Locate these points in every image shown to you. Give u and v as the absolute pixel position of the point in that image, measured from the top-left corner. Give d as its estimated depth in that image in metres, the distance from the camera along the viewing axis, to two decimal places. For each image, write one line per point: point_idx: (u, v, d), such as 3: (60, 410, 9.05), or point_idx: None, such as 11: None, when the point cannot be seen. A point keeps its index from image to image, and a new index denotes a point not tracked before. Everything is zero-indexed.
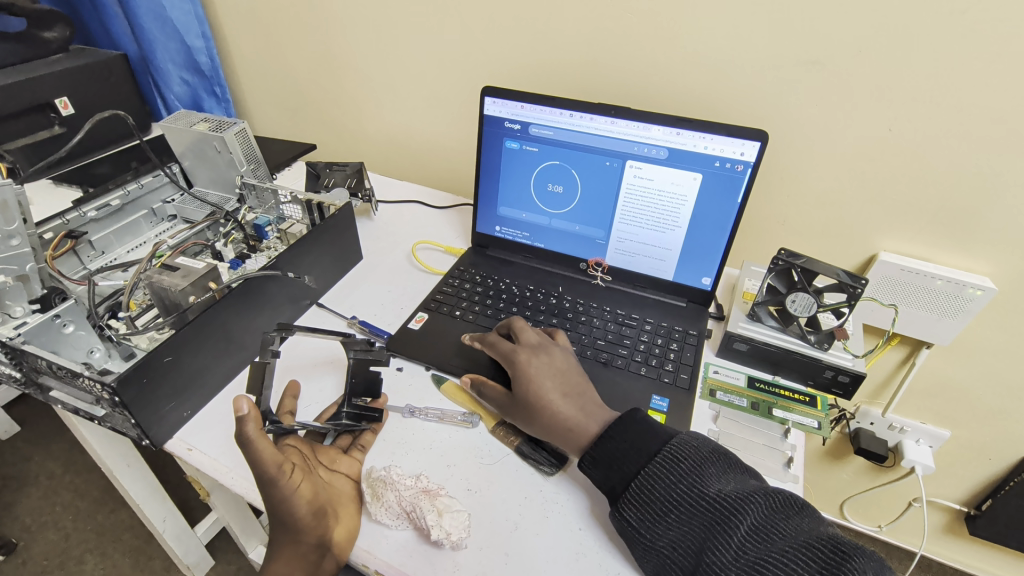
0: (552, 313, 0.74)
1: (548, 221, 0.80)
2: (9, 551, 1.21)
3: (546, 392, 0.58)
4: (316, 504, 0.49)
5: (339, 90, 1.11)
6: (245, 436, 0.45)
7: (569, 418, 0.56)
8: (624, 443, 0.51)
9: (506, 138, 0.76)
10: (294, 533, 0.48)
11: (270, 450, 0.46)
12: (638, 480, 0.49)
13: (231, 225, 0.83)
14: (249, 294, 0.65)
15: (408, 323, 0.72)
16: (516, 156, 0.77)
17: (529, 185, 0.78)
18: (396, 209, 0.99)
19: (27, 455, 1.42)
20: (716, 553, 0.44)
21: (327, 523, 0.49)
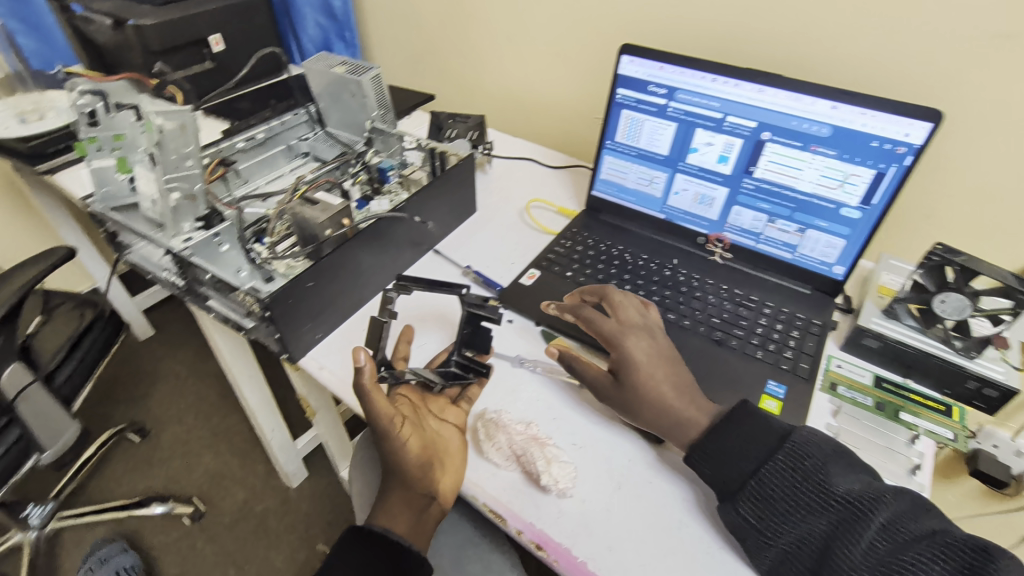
0: (666, 285, 0.72)
1: (670, 190, 0.77)
2: (144, 435, 1.41)
3: (650, 378, 0.56)
4: (422, 451, 0.51)
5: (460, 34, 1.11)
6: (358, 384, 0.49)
7: (675, 410, 0.54)
8: (737, 437, 0.50)
9: (638, 100, 0.74)
10: (402, 476, 0.51)
11: (378, 400, 0.50)
12: (754, 477, 0.48)
13: (360, 167, 0.88)
14: (379, 234, 0.70)
15: (520, 278, 0.74)
16: (646, 119, 0.74)
17: (655, 152, 0.76)
18: (509, 165, 0.99)
19: (160, 355, 1.62)
20: (844, 550, 0.42)
21: (432, 471, 0.52)
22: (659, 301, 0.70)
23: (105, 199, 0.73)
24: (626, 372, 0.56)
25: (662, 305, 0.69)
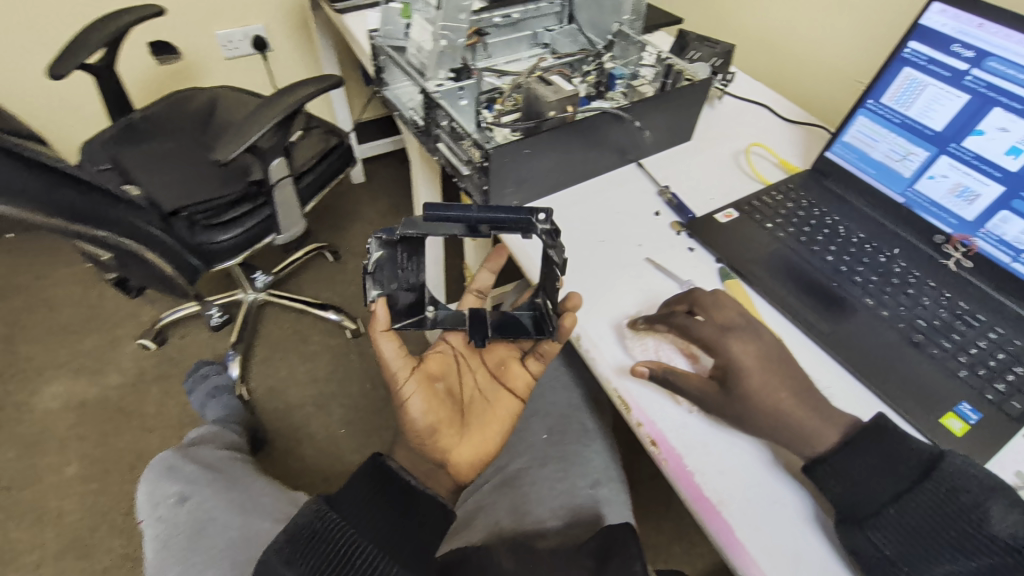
0: (874, 271, 0.65)
1: (923, 171, 0.67)
2: (335, 258, 1.69)
3: (755, 387, 0.51)
4: (426, 417, 0.62)
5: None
6: (376, 343, 0.61)
7: (799, 422, 0.50)
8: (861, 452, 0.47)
9: (931, 58, 0.65)
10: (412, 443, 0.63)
11: (394, 350, 0.62)
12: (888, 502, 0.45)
13: (593, 67, 0.89)
14: (598, 127, 0.72)
15: (717, 213, 0.72)
16: (929, 82, 0.65)
17: (923, 122, 0.66)
18: (741, 106, 0.93)
19: (363, 199, 1.88)
20: None
21: (435, 437, 0.62)
22: (860, 283, 0.64)
23: (384, 35, 0.84)
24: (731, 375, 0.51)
25: (863, 288, 0.63)
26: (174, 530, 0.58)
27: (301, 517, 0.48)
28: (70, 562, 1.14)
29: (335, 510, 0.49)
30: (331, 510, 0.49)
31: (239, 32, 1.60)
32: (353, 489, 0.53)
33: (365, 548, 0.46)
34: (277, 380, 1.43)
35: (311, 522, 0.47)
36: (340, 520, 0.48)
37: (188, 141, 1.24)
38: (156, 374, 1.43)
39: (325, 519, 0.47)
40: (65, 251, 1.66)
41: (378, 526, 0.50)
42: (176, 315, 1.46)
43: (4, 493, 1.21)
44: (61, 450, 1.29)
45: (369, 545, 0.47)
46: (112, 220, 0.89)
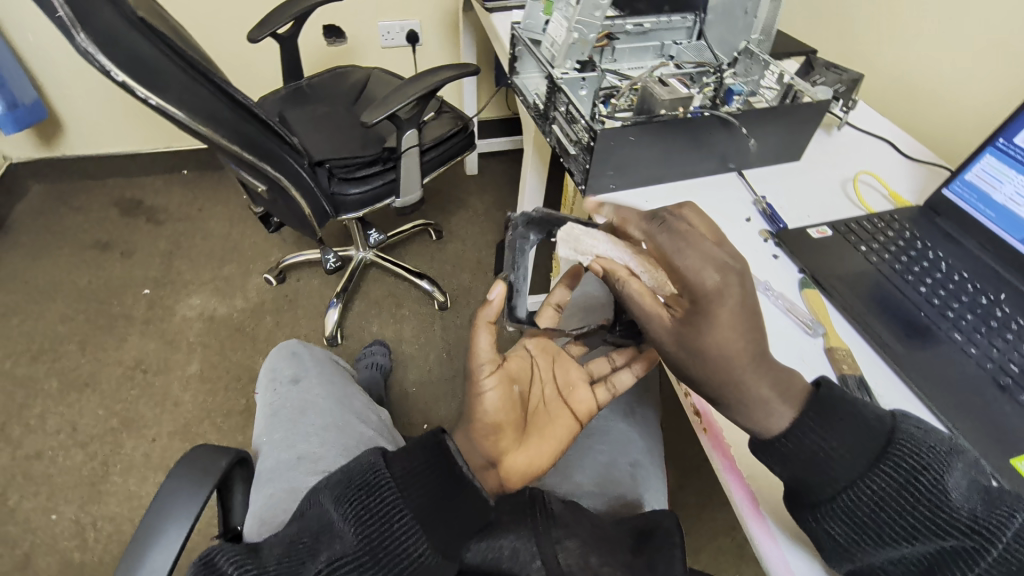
0: (972, 310, 0.62)
1: None
2: (438, 236, 1.83)
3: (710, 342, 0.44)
4: (499, 414, 0.54)
5: (888, 10, 1.07)
6: (476, 332, 0.53)
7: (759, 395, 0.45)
8: (874, 421, 0.43)
9: None
10: (470, 439, 0.54)
11: (491, 340, 0.53)
12: (898, 452, 0.42)
13: (713, 81, 0.90)
14: (704, 129, 0.76)
15: (809, 228, 0.72)
16: None
17: None
18: (861, 138, 0.92)
19: (472, 189, 2.02)
20: None
21: (499, 437, 0.55)
22: (952, 318, 0.62)
23: (525, 27, 0.93)
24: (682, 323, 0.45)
25: (953, 323, 0.61)
26: (285, 402, 0.82)
27: (358, 464, 0.50)
28: (177, 443, 1.34)
29: (389, 466, 0.49)
30: (385, 468, 0.49)
31: (397, 24, 1.80)
32: (412, 450, 0.50)
33: (405, 515, 0.47)
34: (367, 333, 1.58)
35: (364, 472, 0.49)
36: (390, 480, 0.48)
37: (339, 108, 1.43)
38: (272, 306, 1.64)
39: (377, 477, 0.49)
40: (223, 192, 1.95)
41: (427, 500, 0.48)
42: (298, 259, 1.67)
43: (141, 376, 1.46)
44: (188, 351, 1.52)
45: (410, 515, 0.47)
46: (276, 159, 1.07)
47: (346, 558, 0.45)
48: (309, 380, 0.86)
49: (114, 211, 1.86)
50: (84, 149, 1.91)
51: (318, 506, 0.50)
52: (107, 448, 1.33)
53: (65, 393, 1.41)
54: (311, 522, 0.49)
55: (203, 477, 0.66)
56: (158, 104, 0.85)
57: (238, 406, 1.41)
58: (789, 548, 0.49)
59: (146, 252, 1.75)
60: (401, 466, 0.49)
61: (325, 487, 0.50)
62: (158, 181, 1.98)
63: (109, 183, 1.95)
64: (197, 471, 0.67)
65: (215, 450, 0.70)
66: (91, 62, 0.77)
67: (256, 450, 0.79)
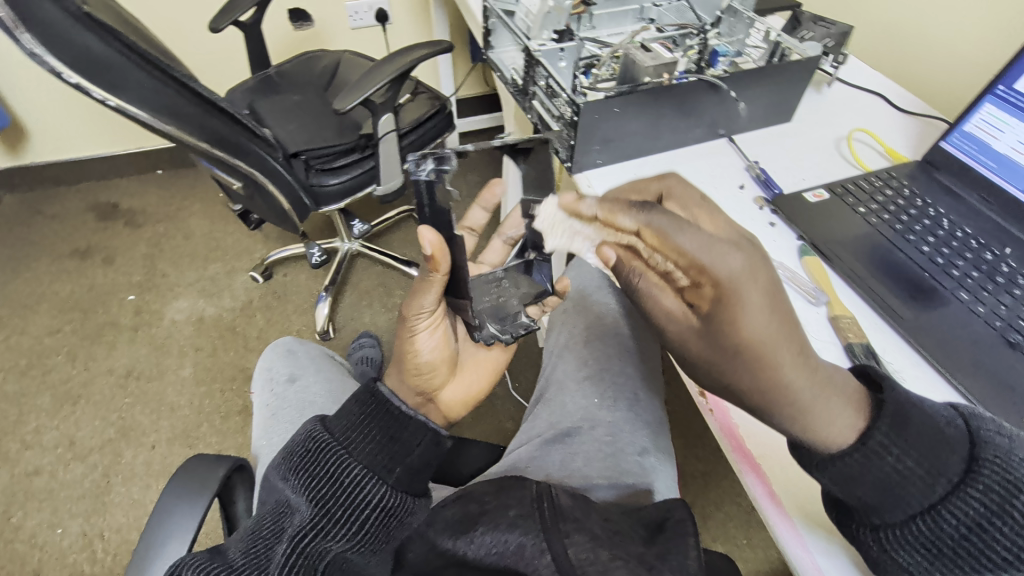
0: (977, 267, 0.60)
1: None
2: None
3: (750, 333, 0.37)
4: (436, 356, 0.63)
5: None
6: (428, 285, 0.57)
7: (817, 403, 0.39)
8: (950, 429, 0.39)
9: None
10: (406, 375, 0.63)
11: (438, 295, 0.58)
12: (985, 471, 0.38)
13: (697, 42, 0.85)
14: (692, 94, 0.73)
15: (805, 192, 0.70)
16: None
17: None
18: (853, 93, 0.89)
19: None
20: None
21: (432, 375, 0.63)
22: (956, 276, 0.60)
23: None
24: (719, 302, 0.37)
25: (959, 281, 0.59)
26: (284, 403, 0.80)
27: (300, 438, 0.56)
28: (178, 449, 1.32)
29: (328, 429, 0.55)
30: (325, 431, 0.55)
31: (365, 3, 1.73)
32: (346, 409, 0.57)
33: (353, 466, 0.53)
34: (360, 324, 1.55)
35: (306, 441, 0.55)
36: (331, 440, 0.54)
37: (312, 95, 1.37)
38: (261, 304, 1.60)
39: (318, 440, 0.55)
40: (200, 190, 1.89)
41: (373, 447, 0.55)
42: (284, 254, 1.63)
43: (134, 384, 1.43)
44: (180, 355, 1.49)
45: (359, 466, 0.53)
46: (247, 152, 1.01)
47: (308, 518, 0.50)
48: (307, 378, 0.84)
49: (91, 217, 1.81)
50: (52, 155, 1.84)
51: (273, 491, 0.54)
52: (107, 458, 1.30)
53: (59, 407, 1.38)
54: (271, 506, 0.53)
55: (202, 487, 0.64)
56: (116, 104, 0.81)
57: (236, 406, 1.39)
58: (810, 538, 0.48)
59: (127, 256, 1.70)
60: (339, 426, 0.56)
61: (273, 471, 0.55)
62: (132, 182, 1.91)
63: (82, 188, 1.89)
64: (195, 482, 0.65)
65: (214, 458, 0.67)
66: (40, 65, 0.73)
67: (256, 453, 0.76)
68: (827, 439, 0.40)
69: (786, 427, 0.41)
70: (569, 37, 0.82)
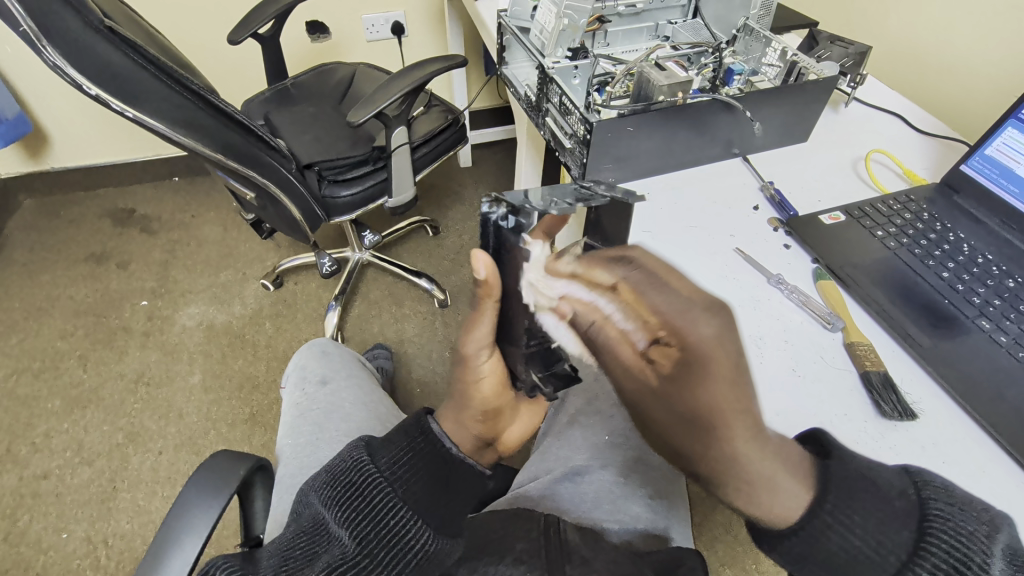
0: (998, 295, 0.59)
1: None
2: (436, 231, 1.79)
3: (705, 401, 0.39)
4: (493, 401, 0.59)
5: None
6: (483, 317, 0.53)
7: (777, 471, 0.39)
8: (897, 499, 0.40)
9: None
10: (467, 421, 0.58)
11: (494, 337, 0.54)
12: (933, 544, 0.38)
13: (711, 61, 0.83)
14: (707, 112, 0.72)
15: (821, 214, 0.69)
16: None
17: None
18: (870, 113, 0.88)
19: (467, 181, 1.97)
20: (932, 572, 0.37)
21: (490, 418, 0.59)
22: (978, 304, 0.58)
23: (512, 15, 0.88)
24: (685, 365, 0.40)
25: (981, 309, 0.58)
26: (314, 404, 0.80)
27: (342, 462, 0.53)
28: (184, 456, 1.32)
29: (373, 459, 0.52)
30: (371, 463, 0.51)
31: (381, 17, 1.75)
32: (396, 442, 0.54)
33: (398, 507, 0.49)
34: (369, 334, 1.55)
35: (351, 473, 0.51)
36: (378, 474, 0.51)
37: (326, 107, 1.39)
38: (271, 312, 1.61)
39: (363, 472, 0.51)
40: (215, 199, 1.92)
41: (418, 486, 0.51)
42: (295, 263, 1.64)
43: (144, 389, 1.44)
44: (190, 361, 1.49)
45: (405, 508, 0.49)
46: (263, 165, 1.03)
47: (346, 558, 0.45)
48: (338, 382, 0.84)
49: (107, 222, 1.83)
50: (72, 161, 1.87)
51: (311, 510, 0.51)
52: (115, 463, 1.31)
53: (69, 410, 1.39)
54: (306, 525, 0.50)
55: (223, 483, 0.64)
56: (135, 116, 0.82)
57: (243, 414, 1.39)
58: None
59: (141, 262, 1.72)
60: (386, 459, 0.52)
61: (314, 492, 0.52)
62: (149, 189, 1.94)
63: (100, 194, 1.92)
64: (215, 478, 0.64)
65: (237, 456, 0.67)
66: (63, 78, 0.75)
67: (278, 453, 0.75)
68: (781, 511, 0.40)
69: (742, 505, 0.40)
70: (583, 55, 0.81)
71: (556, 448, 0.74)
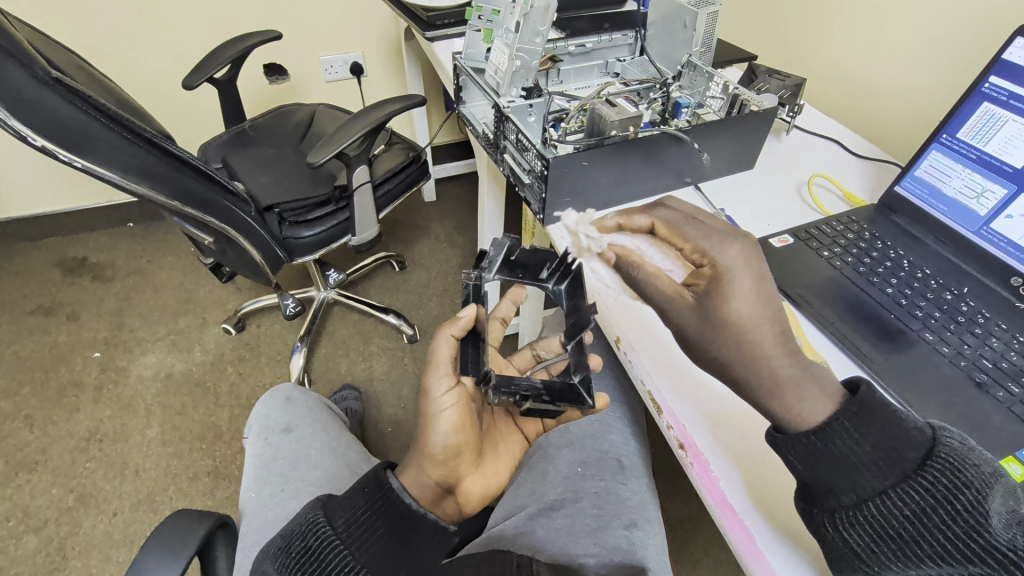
0: (939, 308, 0.62)
1: (987, 214, 0.66)
2: (403, 266, 1.78)
3: (736, 312, 0.46)
4: (454, 439, 0.59)
5: (817, 12, 1.11)
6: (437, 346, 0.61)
7: (791, 389, 0.43)
8: (914, 431, 0.40)
9: (995, 102, 0.65)
10: (424, 463, 0.58)
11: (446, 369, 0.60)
12: (932, 471, 0.38)
13: (660, 95, 0.88)
14: (658, 143, 0.74)
15: (771, 237, 0.72)
16: (996, 123, 0.64)
17: (990, 162, 0.65)
18: (810, 140, 0.93)
19: (433, 215, 1.98)
20: (910, 486, 0.38)
21: (454, 460, 0.59)
22: (921, 317, 0.61)
23: (467, 57, 0.91)
24: (715, 281, 0.47)
25: (923, 322, 0.61)
26: (278, 452, 0.77)
27: (298, 526, 0.51)
28: (141, 516, 1.24)
29: (330, 521, 0.51)
30: (326, 526, 0.50)
31: (340, 58, 1.77)
32: (353, 501, 0.52)
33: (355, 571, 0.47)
34: (337, 375, 1.51)
35: (305, 537, 0.49)
36: (334, 537, 0.49)
37: (286, 148, 1.38)
38: (233, 357, 1.55)
39: (318, 535, 0.49)
40: (173, 243, 1.87)
41: (379, 547, 0.50)
42: (257, 305, 1.60)
43: (97, 446, 1.36)
44: (147, 414, 1.42)
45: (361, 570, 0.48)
46: (220, 210, 1.01)
47: None
48: (303, 428, 0.81)
49: (57, 272, 1.76)
50: (17, 211, 1.80)
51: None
52: (64, 529, 1.22)
53: (13, 475, 1.30)
54: None
55: (180, 545, 0.60)
56: (84, 166, 0.80)
57: (205, 466, 1.33)
58: (771, 555, 0.47)
59: (93, 313, 1.65)
60: (343, 519, 0.51)
61: (268, 558, 0.50)
62: (102, 236, 1.88)
63: (48, 244, 1.84)
64: (173, 540, 0.61)
65: (196, 515, 0.63)
66: (6, 129, 0.72)
67: (241, 508, 0.72)
68: (802, 411, 0.43)
69: (769, 406, 0.45)
70: (537, 93, 0.84)
71: (530, 483, 0.73)
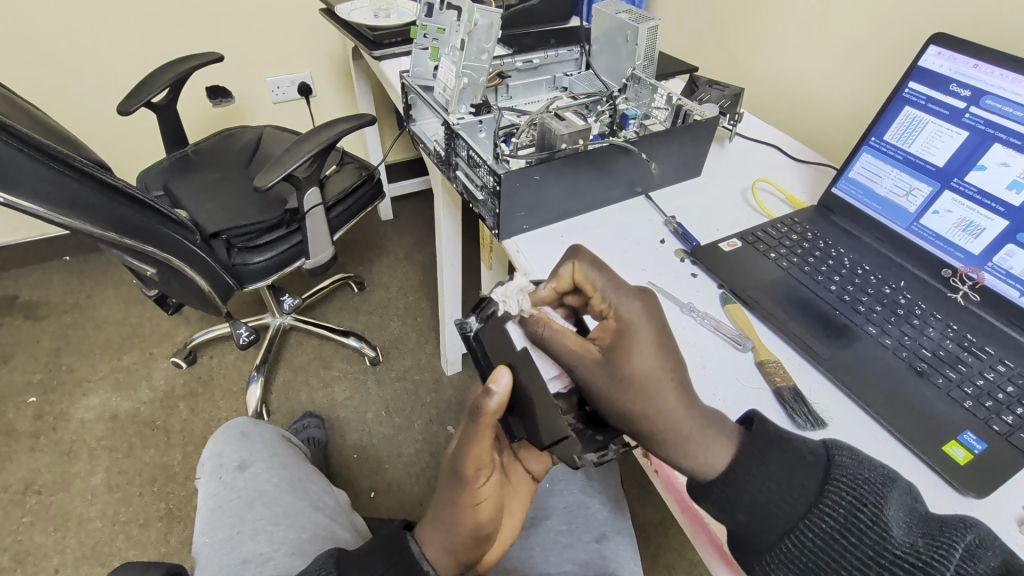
0: (879, 302, 0.65)
1: (915, 210, 0.69)
2: (361, 287, 1.75)
3: (640, 368, 0.41)
4: (490, 523, 0.48)
5: (752, 26, 1.17)
6: (479, 427, 0.45)
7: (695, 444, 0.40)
8: (809, 455, 0.40)
9: (914, 106, 0.69)
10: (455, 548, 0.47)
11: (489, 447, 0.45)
12: (834, 493, 0.38)
13: (607, 108, 0.90)
14: (607, 155, 0.76)
15: (720, 242, 0.74)
16: (916, 125, 0.69)
17: (914, 163, 0.69)
18: (751, 146, 0.97)
19: (390, 234, 1.95)
20: (814, 514, 0.37)
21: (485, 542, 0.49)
22: (863, 312, 0.64)
23: (414, 75, 0.90)
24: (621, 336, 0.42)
25: (866, 316, 0.63)
26: (234, 491, 0.73)
27: None
28: (87, 570, 1.15)
29: None
30: None
31: (286, 78, 1.73)
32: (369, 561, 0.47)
33: None
34: (297, 403, 1.46)
35: None
36: None
37: (233, 172, 1.34)
38: (184, 392, 1.48)
39: None
40: (114, 276, 1.77)
41: None
42: (209, 336, 1.53)
43: (34, 498, 1.26)
44: (91, 459, 1.33)
45: None
46: (161, 238, 0.96)
47: None
48: (260, 465, 0.78)
49: None
50: None
51: None
52: None
53: None
54: None
55: None
56: (7, 199, 0.75)
57: (158, 510, 1.25)
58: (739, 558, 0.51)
59: (26, 354, 1.54)
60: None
61: None
62: (35, 272, 1.76)
63: None
64: None
65: (143, 567, 0.59)
66: None
67: (194, 555, 0.67)
68: (703, 465, 0.40)
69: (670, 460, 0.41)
70: (487, 109, 0.84)
71: None
